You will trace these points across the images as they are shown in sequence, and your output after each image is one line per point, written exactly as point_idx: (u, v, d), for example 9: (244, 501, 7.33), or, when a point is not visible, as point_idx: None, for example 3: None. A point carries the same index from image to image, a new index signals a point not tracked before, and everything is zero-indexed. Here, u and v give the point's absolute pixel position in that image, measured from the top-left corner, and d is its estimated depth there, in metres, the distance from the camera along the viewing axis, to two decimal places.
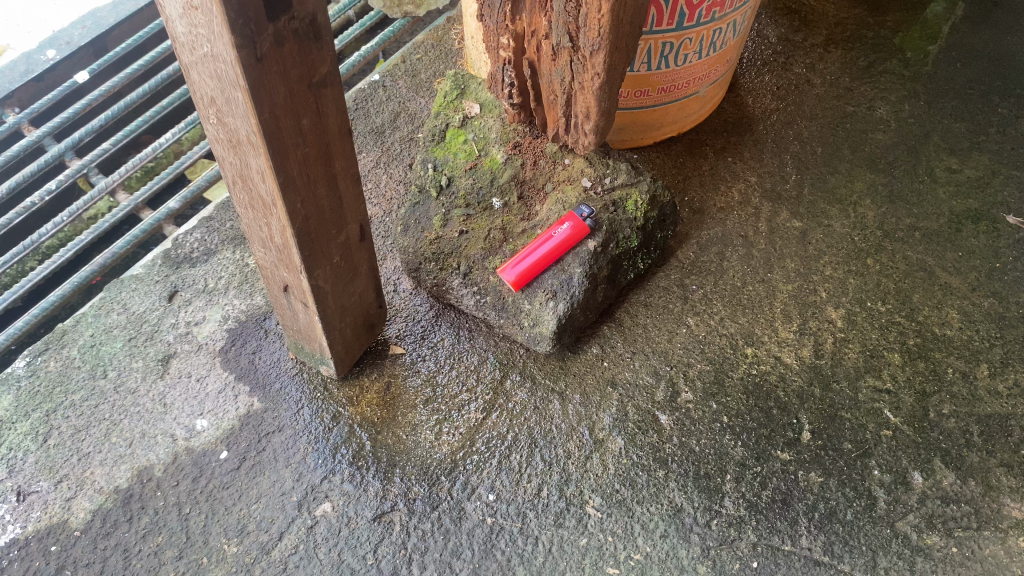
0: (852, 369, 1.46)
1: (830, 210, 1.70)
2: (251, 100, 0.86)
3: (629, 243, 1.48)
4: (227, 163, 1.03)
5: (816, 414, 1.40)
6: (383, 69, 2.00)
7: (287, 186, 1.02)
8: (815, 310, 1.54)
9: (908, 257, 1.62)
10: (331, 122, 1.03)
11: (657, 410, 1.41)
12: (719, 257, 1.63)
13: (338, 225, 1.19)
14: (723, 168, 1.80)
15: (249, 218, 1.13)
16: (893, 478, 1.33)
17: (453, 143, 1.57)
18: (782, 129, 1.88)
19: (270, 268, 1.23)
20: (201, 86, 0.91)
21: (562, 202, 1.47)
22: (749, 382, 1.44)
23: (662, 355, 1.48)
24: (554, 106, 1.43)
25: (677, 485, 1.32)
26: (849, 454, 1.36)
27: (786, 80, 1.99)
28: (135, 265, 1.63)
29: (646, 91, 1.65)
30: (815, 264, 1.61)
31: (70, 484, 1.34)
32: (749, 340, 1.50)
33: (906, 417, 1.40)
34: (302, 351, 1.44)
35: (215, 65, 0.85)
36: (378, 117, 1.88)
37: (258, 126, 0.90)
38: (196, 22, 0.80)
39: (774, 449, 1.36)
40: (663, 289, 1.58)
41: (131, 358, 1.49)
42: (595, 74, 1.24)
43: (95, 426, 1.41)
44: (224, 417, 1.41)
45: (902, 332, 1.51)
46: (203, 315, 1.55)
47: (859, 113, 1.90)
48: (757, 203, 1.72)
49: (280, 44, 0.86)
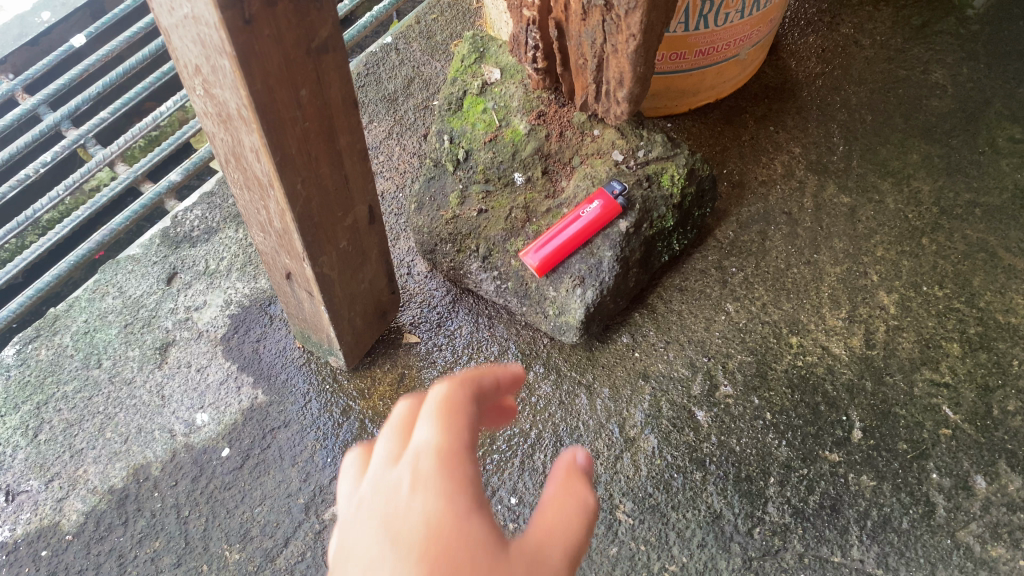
0: (907, 361, 1.34)
1: (882, 184, 1.55)
2: (240, 69, 0.77)
3: (664, 222, 1.34)
4: (218, 140, 0.93)
5: (868, 411, 1.29)
6: (396, 31, 1.84)
7: (285, 164, 0.91)
8: (866, 295, 1.41)
9: (967, 236, 1.47)
10: (333, 92, 0.93)
11: (694, 406, 1.30)
12: (761, 237, 1.49)
13: (345, 207, 1.07)
14: (764, 138, 1.64)
15: (246, 201, 1.02)
16: (954, 482, 1.22)
17: (471, 113, 1.43)
18: (828, 95, 1.71)
19: (270, 254, 1.10)
20: (184, 53, 0.82)
21: (591, 178, 1.34)
22: (794, 375, 1.33)
23: (698, 345, 1.37)
24: (583, 71, 1.28)
25: (716, 489, 1.22)
26: (905, 456, 1.25)
27: (831, 42, 1.83)
28: (131, 245, 1.50)
29: (682, 54, 1.50)
30: (866, 245, 1.47)
31: (62, 484, 1.25)
32: (794, 328, 1.38)
33: (966, 414, 1.28)
34: (309, 341, 1.32)
35: (198, 29, 0.76)
36: (391, 83, 1.73)
37: (249, 98, 0.81)
38: None
39: (822, 450, 1.25)
40: (699, 271, 1.46)
41: (127, 346, 1.38)
42: (630, 36, 1.10)
43: (89, 420, 1.31)
44: (226, 411, 1.31)
45: (961, 319, 1.37)
46: (203, 299, 1.43)
47: (913, 77, 1.73)
48: (802, 176, 1.57)
49: (272, 3, 0.77)
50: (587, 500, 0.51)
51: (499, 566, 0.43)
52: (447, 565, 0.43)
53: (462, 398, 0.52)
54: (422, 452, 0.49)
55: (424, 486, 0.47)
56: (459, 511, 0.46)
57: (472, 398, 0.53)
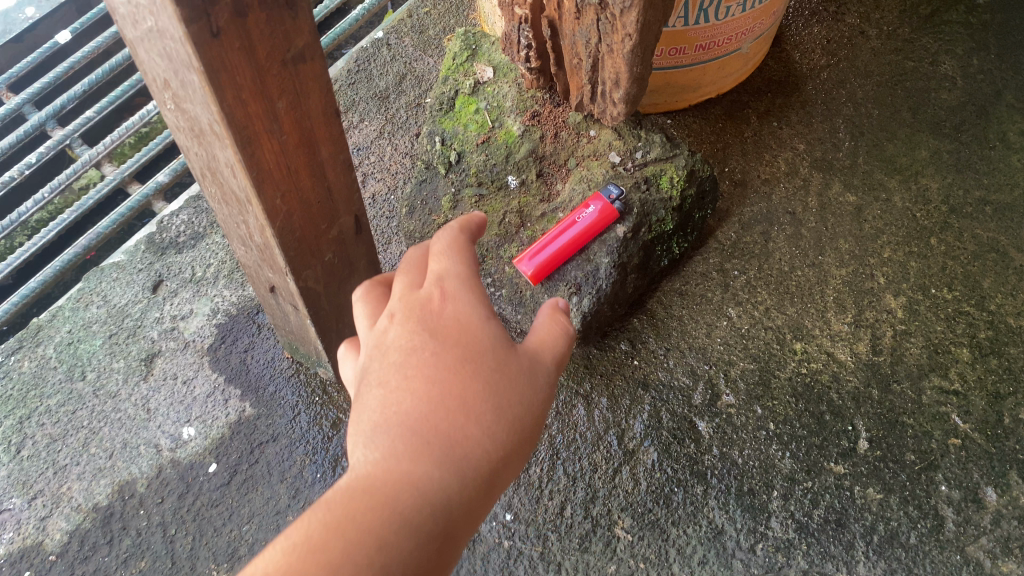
0: (915, 368, 1.29)
1: (889, 182, 1.50)
2: (209, 84, 0.73)
3: (663, 226, 1.30)
4: (193, 155, 0.88)
5: (874, 420, 1.25)
6: (387, 26, 1.78)
7: (263, 180, 0.87)
8: (873, 298, 1.37)
9: (977, 236, 1.42)
10: (312, 103, 0.88)
11: (694, 416, 1.26)
12: (763, 238, 1.45)
13: (330, 219, 1.02)
14: (767, 134, 1.59)
15: (225, 215, 0.97)
16: (964, 494, 1.18)
17: (463, 113, 1.39)
18: (833, 88, 1.66)
19: (253, 268, 1.06)
20: (152, 67, 0.77)
21: (587, 181, 1.29)
22: (798, 383, 1.28)
23: (699, 352, 1.32)
24: (578, 71, 1.24)
25: (717, 503, 1.19)
26: (913, 467, 1.20)
27: (836, 32, 1.77)
28: (115, 252, 1.46)
29: (681, 49, 1.44)
30: (872, 246, 1.42)
31: (45, 502, 1.22)
32: (798, 334, 1.33)
33: (976, 423, 1.24)
34: (297, 352, 1.27)
35: (163, 42, 0.71)
36: (381, 80, 1.68)
37: (221, 114, 0.76)
38: None
39: (827, 462, 1.21)
40: (700, 275, 1.41)
41: (111, 357, 1.34)
42: (626, 36, 1.05)
43: (73, 434, 1.27)
44: (214, 425, 1.27)
45: (971, 323, 1.33)
46: (189, 307, 1.39)
47: (921, 69, 1.67)
48: (806, 174, 1.52)
49: (242, 15, 0.72)
50: (554, 318, 0.78)
51: (501, 339, 0.72)
52: (470, 343, 0.70)
53: (460, 240, 0.77)
54: (439, 278, 0.73)
55: (446, 296, 0.73)
56: (470, 316, 0.71)
57: (468, 235, 0.79)
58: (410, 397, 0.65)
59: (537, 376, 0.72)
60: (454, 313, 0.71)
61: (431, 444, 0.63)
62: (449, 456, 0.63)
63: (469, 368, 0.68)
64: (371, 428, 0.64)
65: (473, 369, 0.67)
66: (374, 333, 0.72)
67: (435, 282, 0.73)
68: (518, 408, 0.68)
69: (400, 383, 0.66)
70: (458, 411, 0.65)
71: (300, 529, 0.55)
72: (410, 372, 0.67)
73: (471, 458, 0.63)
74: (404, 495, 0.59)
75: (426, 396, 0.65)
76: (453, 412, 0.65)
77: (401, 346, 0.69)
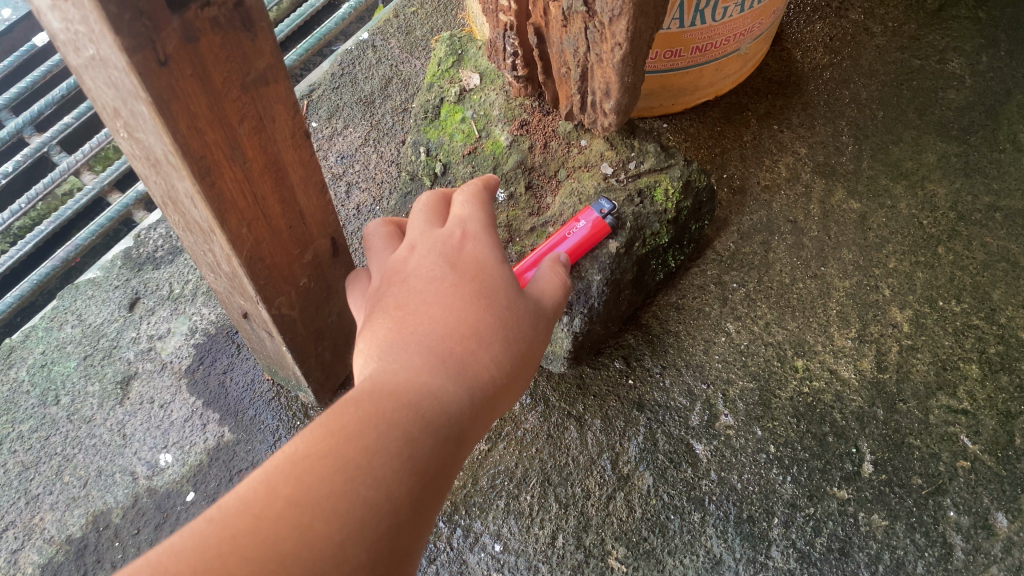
0: (922, 386, 1.24)
1: (894, 188, 1.44)
2: (161, 116, 0.67)
3: (658, 239, 1.24)
4: (152, 183, 0.83)
5: (880, 442, 1.20)
6: (373, 26, 1.72)
7: (226, 210, 0.81)
8: (878, 311, 1.31)
9: (986, 244, 1.36)
10: (278, 127, 0.83)
11: (692, 438, 1.21)
12: (763, 248, 1.39)
13: (303, 244, 0.97)
14: (768, 138, 1.53)
15: (190, 242, 0.92)
16: (973, 521, 1.13)
17: (449, 122, 1.35)
18: (836, 88, 1.60)
19: (224, 294, 1.01)
20: (99, 94, 0.71)
21: (577, 194, 1.23)
22: (800, 403, 1.23)
23: (696, 370, 1.27)
24: (567, 80, 1.18)
25: (715, 531, 1.14)
26: (920, 491, 1.15)
27: (839, 29, 1.70)
28: (91, 268, 1.41)
29: (677, 51, 1.38)
30: (877, 255, 1.37)
31: (16, 533, 1.17)
32: (799, 350, 1.28)
33: (986, 445, 1.18)
34: (277, 375, 1.22)
35: (107, 71, 0.66)
36: (367, 84, 1.62)
37: (175, 146, 0.71)
38: (71, 17, 0.61)
39: (831, 486, 1.16)
40: (698, 288, 1.36)
41: (86, 380, 1.29)
42: (616, 45, 0.99)
43: (46, 462, 1.23)
44: (191, 451, 1.22)
45: (980, 337, 1.27)
46: (167, 327, 1.34)
47: (927, 68, 1.61)
48: (808, 180, 1.47)
49: (192, 40, 0.66)
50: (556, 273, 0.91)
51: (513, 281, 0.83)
52: (486, 278, 0.80)
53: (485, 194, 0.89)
54: (463, 222, 0.85)
55: (469, 235, 0.84)
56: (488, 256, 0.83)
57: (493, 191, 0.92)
58: (428, 317, 0.75)
59: (539, 320, 0.84)
60: (474, 250, 0.82)
61: (446, 360, 0.72)
62: (461, 372, 0.73)
63: (484, 301, 0.78)
64: (390, 342, 0.73)
65: (487, 304, 0.78)
66: (395, 261, 0.83)
67: (457, 225, 0.84)
68: (519, 344, 0.79)
69: (418, 306, 0.76)
70: (471, 339, 0.75)
71: (334, 415, 0.64)
72: (431, 299, 0.77)
73: (480, 377, 0.74)
74: (422, 398, 0.68)
75: (446, 318, 0.75)
76: (468, 339, 0.75)
77: (424, 273, 0.79)
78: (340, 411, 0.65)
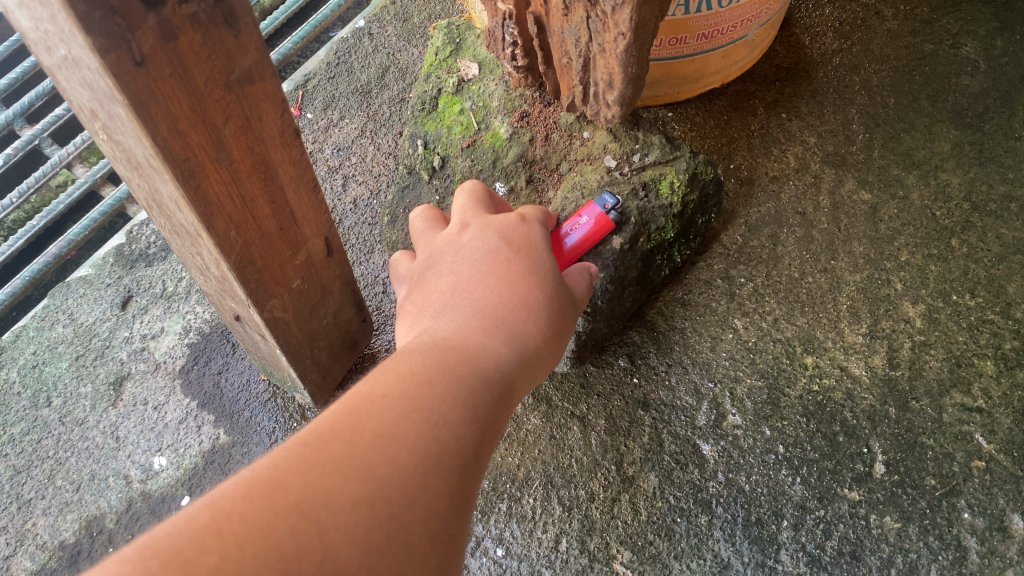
0: (935, 384, 1.20)
1: (906, 177, 1.40)
2: (142, 118, 0.64)
3: (663, 234, 1.20)
4: (135, 185, 0.79)
5: (892, 441, 1.16)
6: (369, 14, 1.68)
7: (214, 213, 0.78)
8: (890, 306, 1.27)
9: (1002, 236, 1.32)
10: (266, 126, 0.79)
11: (698, 439, 1.18)
12: (771, 241, 1.35)
13: (294, 245, 0.94)
14: (776, 126, 1.48)
15: (179, 245, 0.88)
16: (988, 523, 1.08)
17: (447, 113, 1.31)
18: (846, 75, 1.55)
19: (214, 297, 0.97)
20: (76, 95, 0.68)
21: (580, 188, 1.20)
22: (809, 402, 1.20)
23: (703, 368, 1.24)
24: (568, 70, 1.14)
25: (722, 535, 1.11)
26: (933, 493, 1.11)
27: (849, 13, 1.65)
28: (82, 265, 1.38)
29: (683, 38, 1.33)
30: (888, 248, 1.33)
31: (8, 539, 1.15)
32: (809, 346, 1.25)
33: (1002, 444, 1.14)
34: (273, 376, 1.19)
35: (82, 71, 0.62)
36: (363, 73, 1.58)
37: (157, 151, 0.67)
38: (39, 16, 0.57)
39: (841, 488, 1.13)
40: (704, 282, 1.33)
41: (78, 381, 1.27)
42: (619, 35, 0.95)
43: (38, 466, 1.20)
44: (186, 454, 1.19)
45: (996, 333, 1.23)
46: (160, 326, 1.31)
47: (940, 53, 1.56)
48: (817, 170, 1.43)
49: (170, 39, 0.62)
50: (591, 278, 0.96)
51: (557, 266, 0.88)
52: (536, 256, 0.86)
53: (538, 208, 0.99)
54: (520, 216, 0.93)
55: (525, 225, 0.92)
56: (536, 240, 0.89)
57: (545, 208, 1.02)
58: (482, 284, 0.79)
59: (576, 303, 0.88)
60: (524, 235, 0.89)
61: (499, 323, 0.75)
62: (512, 335, 0.75)
63: (530, 275, 0.82)
64: (446, 305, 0.76)
65: (538, 278, 0.82)
66: (451, 235, 0.88)
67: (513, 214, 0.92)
68: (561, 325, 0.82)
69: (473, 272, 0.80)
70: (522, 308, 0.77)
71: (404, 362, 0.66)
72: (488, 267, 0.81)
73: (529, 343, 0.75)
74: (479, 354, 0.70)
75: (496, 285, 0.79)
76: (519, 308, 0.77)
77: (478, 245, 0.85)
78: (406, 360, 0.66)
